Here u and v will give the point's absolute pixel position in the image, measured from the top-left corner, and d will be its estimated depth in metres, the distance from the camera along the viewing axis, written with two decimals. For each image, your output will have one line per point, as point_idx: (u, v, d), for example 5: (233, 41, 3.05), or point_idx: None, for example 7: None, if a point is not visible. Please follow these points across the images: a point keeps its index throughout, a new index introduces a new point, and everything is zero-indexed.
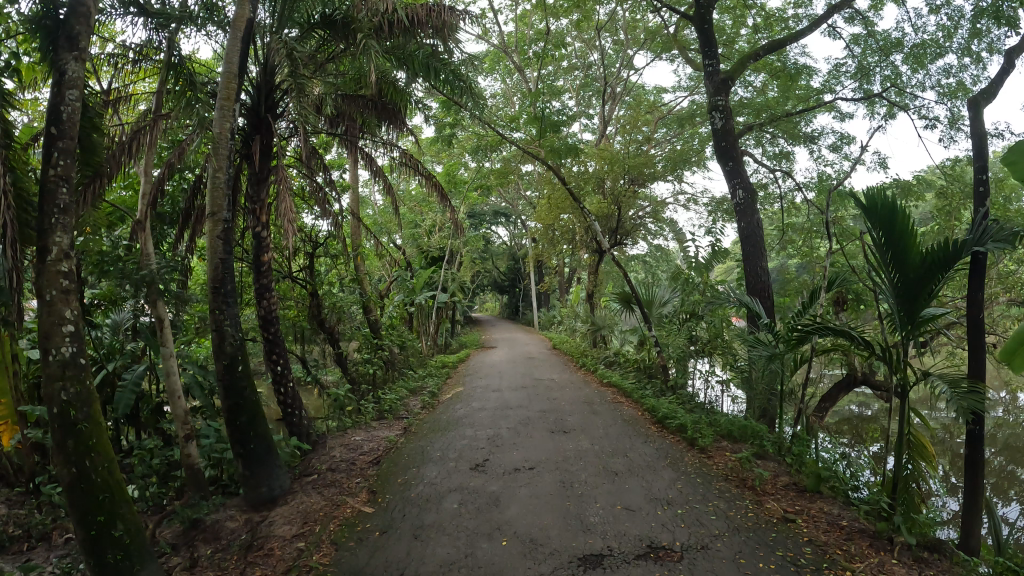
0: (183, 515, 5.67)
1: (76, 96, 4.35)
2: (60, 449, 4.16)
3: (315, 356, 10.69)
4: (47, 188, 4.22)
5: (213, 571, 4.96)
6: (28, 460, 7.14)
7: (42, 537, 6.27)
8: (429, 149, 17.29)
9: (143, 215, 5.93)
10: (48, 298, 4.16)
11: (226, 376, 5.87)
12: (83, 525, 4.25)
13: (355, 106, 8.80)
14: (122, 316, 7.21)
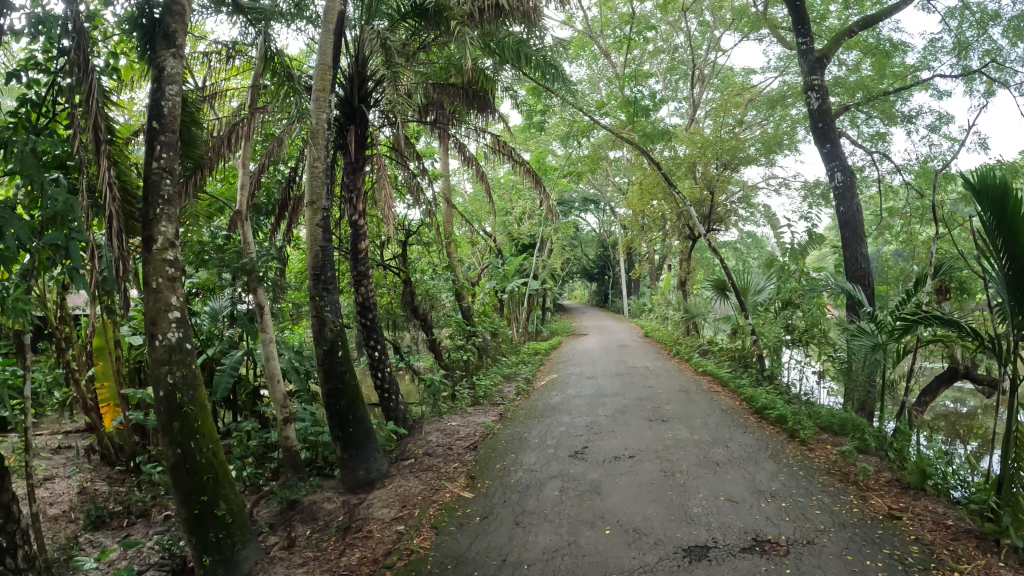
0: (281, 496, 5.87)
1: (175, 91, 4.50)
2: (167, 430, 4.34)
3: (410, 343, 10.85)
4: (152, 180, 4.39)
5: (312, 552, 5.10)
6: (131, 441, 7.45)
7: (142, 514, 6.54)
8: (519, 136, 17.32)
9: (242, 206, 6.11)
10: (155, 285, 4.31)
11: (326, 361, 6.01)
12: (187, 504, 4.41)
13: (445, 95, 8.96)
14: (220, 305, 7.20)
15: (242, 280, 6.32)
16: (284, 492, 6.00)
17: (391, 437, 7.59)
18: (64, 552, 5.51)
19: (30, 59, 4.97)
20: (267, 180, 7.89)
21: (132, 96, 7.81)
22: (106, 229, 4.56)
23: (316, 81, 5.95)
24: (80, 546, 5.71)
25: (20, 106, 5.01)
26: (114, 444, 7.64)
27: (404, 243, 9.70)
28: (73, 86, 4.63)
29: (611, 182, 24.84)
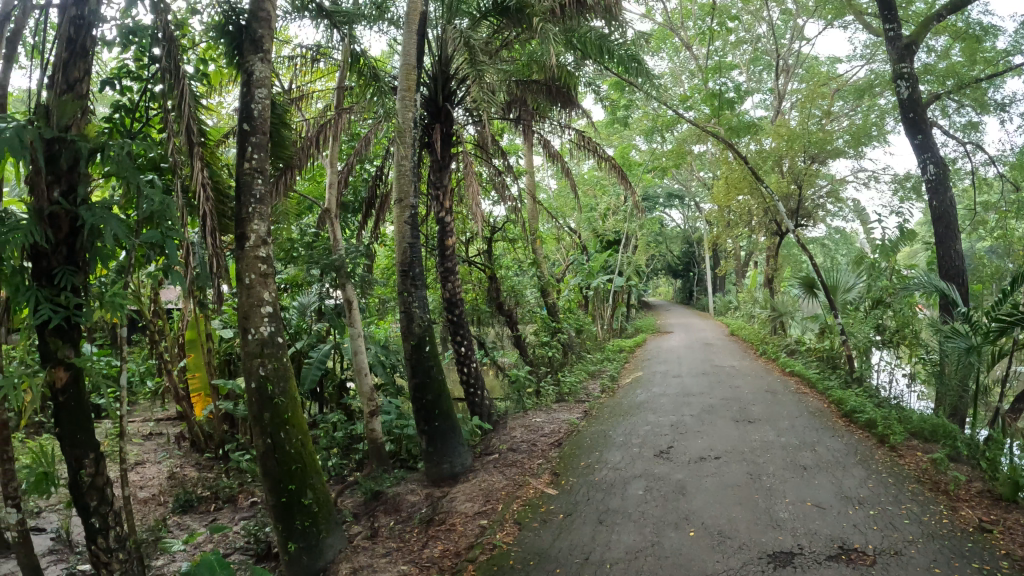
0: (366, 487, 6.02)
1: (264, 94, 4.63)
2: (258, 420, 4.47)
3: (494, 340, 10.95)
4: (244, 181, 4.52)
5: (395, 542, 5.21)
6: (219, 430, 7.68)
7: (229, 500, 6.73)
8: (602, 131, 17.27)
9: (331, 204, 6.26)
10: (248, 281, 4.45)
11: (413, 356, 6.12)
12: (275, 491, 4.52)
13: (528, 92, 9.10)
14: (307, 299, 7.38)
15: (333, 276, 6.48)
16: (369, 482, 6.15)
17: (475, 432, 7.68)
18: (155, 534, 5.77)
19: (123, 68, 5.30)
20: (354, 179, 8.18)
21: (219, 101, 8.12)
22: (200, 227, 4.73)
23: (402, 80, 6.07)
24: (168, 528, 6.00)
25: (115, 112, 5.31)
26: (205, 432, 7.94)
27: (490, 239, 9.74)
28: (166, 90, 4.84)
29: (695, 176, 24.54)
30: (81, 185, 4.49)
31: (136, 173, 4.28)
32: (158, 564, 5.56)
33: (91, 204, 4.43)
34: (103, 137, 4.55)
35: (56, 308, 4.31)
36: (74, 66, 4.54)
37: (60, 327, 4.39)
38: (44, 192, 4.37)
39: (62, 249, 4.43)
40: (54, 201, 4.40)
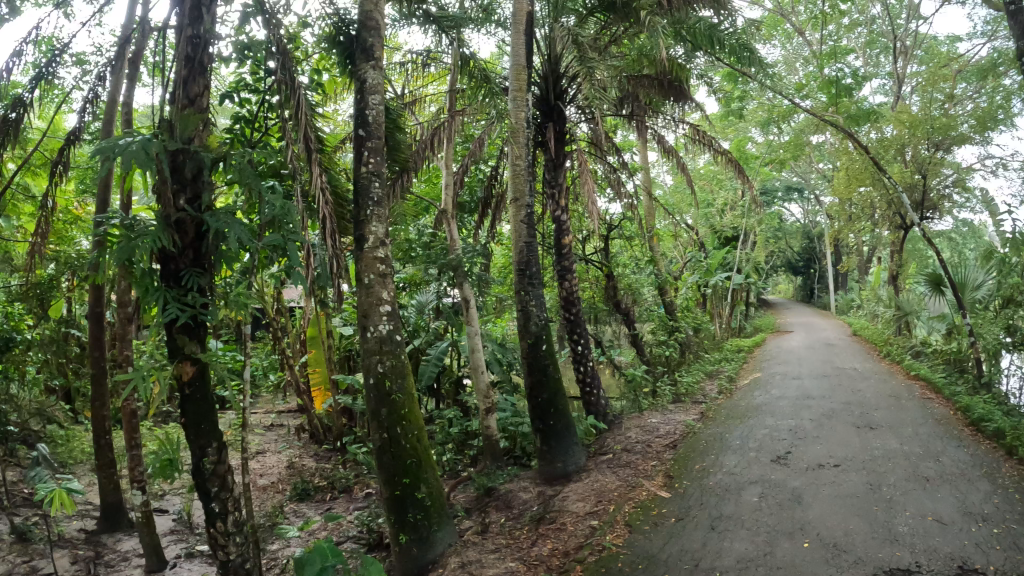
0: (480, 482, 6.18)
1: (378, 99, 4.90)
2: (377, 415, 4.69)
3: (609, 338, 10.90)
4: (362, 185, 4.79)
5: (505, 539, 5.31)
6: (337, 423, 7.82)
7: (345, 490, 6.83)
8: (716, 124, 16.99)
9: (449, 205, 6.56)
10: (368, 281, 4.70)
11: (530, 354, 6.23)
12: (390, 484, 4.71)
13: (640, 87, 9.04)
14: (426, 297, 7.70)
15: (450, 275, 6.57)
16: (481, 478, 6.23)
17: (588, 431, 7.63)
18: (272, 519, 6.08)
19: (241, 82, 5.75)
20: (471, 178, 8.28)
21: (336, 108, 8.34)
22: (321, 231, 5.03)
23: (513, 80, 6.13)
24: (283, 515, 6.23)
25: (236, 124, 5.88)
26: (324, 425, 8.15)
27: (607, 236, 9.70)
28: (282, 101, 5.14)
29: (815, 168, 23.77)
30: (204, 193, 4.77)
31: (256, 181, 4.53)
32: (273, 548, 5.92)
33: (215, 209, 4.70)
34: (224, 148, 4.82)
35: (184, 307, 4.59)
36: (193, 82, 4.85)
37: (187, 325, 4.67)
38: (172, 199, 4.65)
39: (189, 252, 4.71)
40: (181, 208, 4.69)
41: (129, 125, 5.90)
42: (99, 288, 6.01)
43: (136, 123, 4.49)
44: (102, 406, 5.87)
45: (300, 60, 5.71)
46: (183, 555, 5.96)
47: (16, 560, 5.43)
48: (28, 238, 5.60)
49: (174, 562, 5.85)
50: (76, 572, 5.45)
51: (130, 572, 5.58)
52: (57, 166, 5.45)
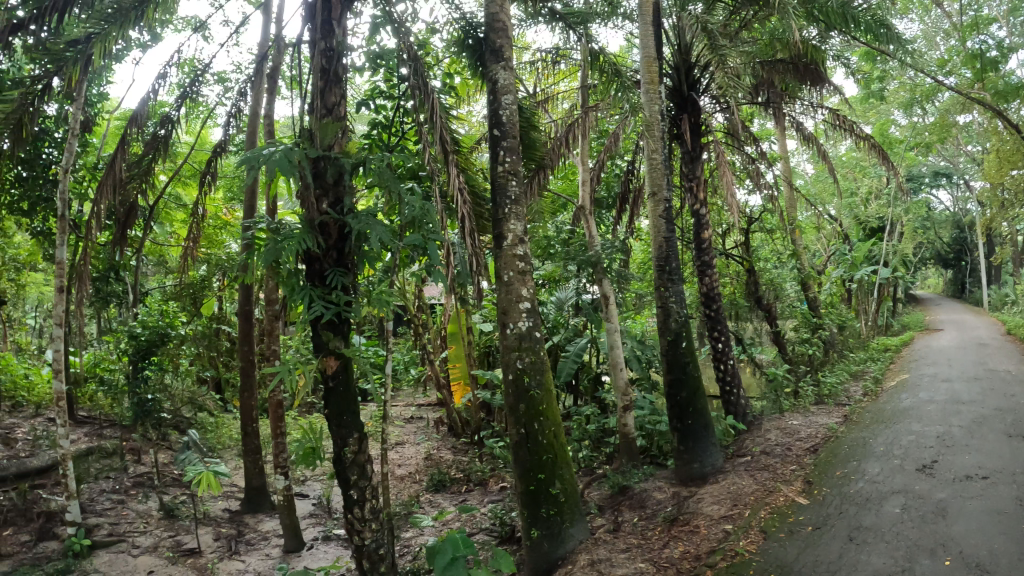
0: (613, 481, 5.80)
1: (508, 99, 5.21)
2: (515, 411, 4.97)
3: (753, 334, 10.54)
4: (499, 185, 5.12)
5: (636, 538, 5.25)
6: (475, 417, 7.70)
7: (479, 484, 6.68)
8: (857, 109, 16.28)
9: (585, 202, 6.06)
10: (507, 279, 5.02)
11: (670, 352, 5.77)
12: (526, 478, 4.95)
13: (775, 73, 8.72)
14: (565, 294, 6.75)
15: (588, 272, 6.23)
16: (618, 476, 5.82)
17: (727, 433, 7.30)
18: (407, 506, 6.23)
19: (376, 91, 6.08)
20: (605, 175, 7.73)
21: (471, 111, 8.36)
22: (459, 228, 5.44)
23: (644, 73, 5.73)
24: (418, 503, 6.30)
25: (373, 130, 6.18)
26: (463, 419, 8.14)
27: (749, 230, 9.45)
28: (417, 106, 5.58)
29: (964, 152, 22.45)
30: (345, 197, 5.29)
31: (394, 184, 5.04)
32: (407, 536, 6.11)
33: (357, 213, 5.18)
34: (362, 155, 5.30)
35: (329, 303, 5.05)
36: (329, 92, 5.42)
37: (332, 321, 5.14)
38: (314, 204, 5.17)
39: (333, 253, 5.20)
40: (325, 212, 5.19)
41: (271, 136, 6.14)
42: (250, 288, 6.46)
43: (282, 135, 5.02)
44: (249, 396, 6.14)
45: (432, 65, 5.89)
46: (319, 537, 6.13)
47: (163, 535, 5.69)
48: (182, 244, 6.05)
49: (311, 544, 6.03)
50: (218, 549, 5.70)
51: (268, 552, 5.81)
52: (206, 178, 5.89)
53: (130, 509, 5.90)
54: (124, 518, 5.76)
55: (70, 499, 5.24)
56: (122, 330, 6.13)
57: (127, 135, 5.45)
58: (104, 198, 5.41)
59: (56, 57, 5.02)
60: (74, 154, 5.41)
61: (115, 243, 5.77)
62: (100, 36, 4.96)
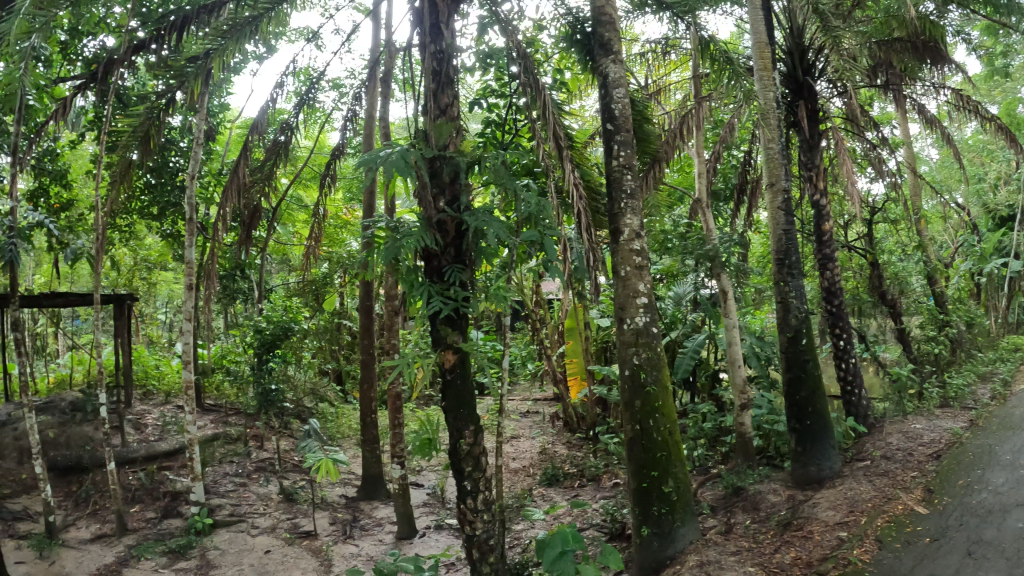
0: (727, 480, 5.59)
1: (621, 92, 5.20)
2: (631, 407, 4.93)
3: (879, 333, 9.91)
4: (615, 178, 5.16)
5: (747, 541, 5.01)
6: (591, 411, 7.49)
7: (594, 479, 6.34)
8: (987, 88, 15.34)
9: (702, 194, 5.86)
10: (626, 273, 5.00)
11: (789, 349, 5.48)
12: (638, 477, 4.89)
13: (892, 53, 7.99)
14: (685, 290, 6.42)
15: (706, 266, 5.99)
16: (733, 476, 5.60)
17: (848, 436, 6.63)
18: (519, 499, 6.34)
19: (489, 89, 6.30)
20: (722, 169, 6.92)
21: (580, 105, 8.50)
22: (577, 224, 5.51)
23: (758, 59, 5.44)
24: (530, 497, 6.29)
25: (488, 129, 6.42)
26: (578, 414, 8.06)
27: (870, 221, 8.57)
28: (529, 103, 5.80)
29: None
30: (462, 195, 5.40)
31: (510, 181, 5.12)
32: (518, 528, 6.19)
33: (474, 210, 5.27)
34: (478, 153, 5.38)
35: (448, 299, 5.19)
36: (442, 93, 5.62)
37: (451, 317, 5.27)
38: (432, 203, 5.30)
39: (450, 250, 5.34)
40: (443, 210, 5.32)
41: (388, 138, 6.43)
42: (370, 284, 6.78)
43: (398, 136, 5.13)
44: (370, 386, 6.43)
45: (541, 62, 6.02)
46: (432, 525, 6.31)
47: (282, 516, 6.13)
48: (305, 243, 6.47)
49: (423, 531, 6.21)
50: (333, 532, 6.04)
51: (381, 537, 6.08)
52: (325, 180, 6.30)
53: (252, 492, 6.30)
54: (245, 500, 6.17)
55: (196, 480, 5.64)
56: (249, 322, 6.39)
57: (249, 142, 5.98)
58: (228, 202, 5.92)
59: (178, 73, 5.45)
60: (199, 161, 5.88)
61: (241, 243, 6.27)
62: (218, 51, 5.40)
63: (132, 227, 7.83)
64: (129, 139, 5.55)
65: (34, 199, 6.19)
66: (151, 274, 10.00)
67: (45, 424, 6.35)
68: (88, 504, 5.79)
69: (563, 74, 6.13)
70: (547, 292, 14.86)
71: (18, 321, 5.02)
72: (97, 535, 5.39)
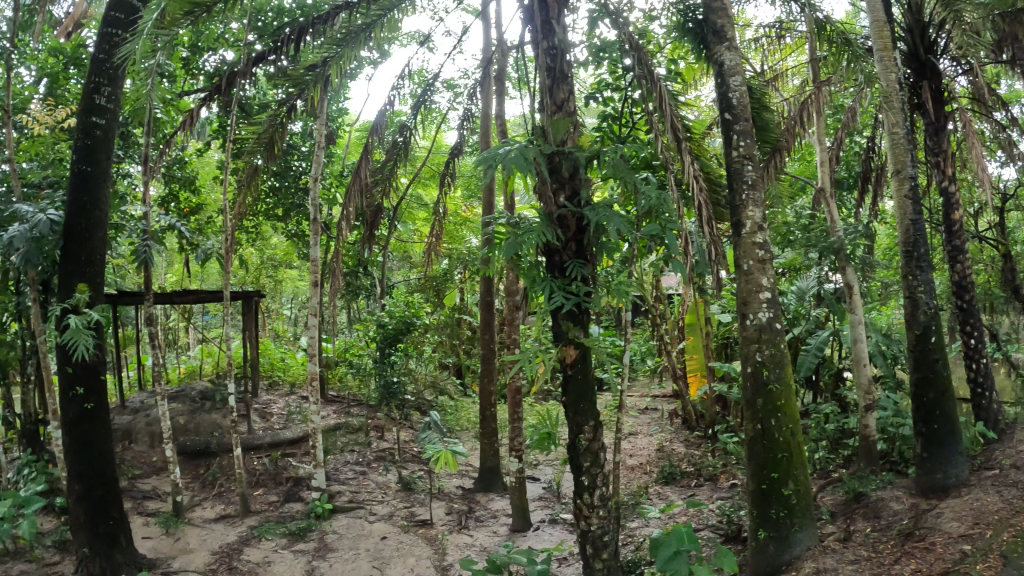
0: (849, 485, 5.19)
1: (738, 80, 4.95)
2: (752, 405, 4.69)
3: (1008, 329, 9.21)
4: (735, 169, 4.90)
5: (866, 551, 4.53)
6: (711, 410, 7.40)
7: (709, 479, 6.31)
8: None
9: (825, 183, 5.48)
10: (748, 268, 4.74)
11: (917, 347, 5.01)
12: (756, 477, 4.66)
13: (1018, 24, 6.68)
14: (806, 283, 6.06)
15: (831, 258, 5.57)
16: (853, 480, 5.23)
17: (975, 441, 5.70)
18: (635, 497, 6.29)
19: (604, 83, 6.28)
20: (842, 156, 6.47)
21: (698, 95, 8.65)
22: (698, 216, 5.38)
23: (876, 38, 5.03)
24: (647, 495, 6.25)
25: (605, 122, 6.34)
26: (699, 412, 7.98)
27: (1001, 205, 7.43)
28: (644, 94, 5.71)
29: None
30: (582, 188, 5.22)
31: (628, 175, 4.91)
32: (632, 526, 6.09)
33: (594, 205, 5.09)
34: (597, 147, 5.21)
35: (569, 294, 5.05)
36: (558, 89, 5.43)
37: (573, 312, 5.12)
38: (553, 198, 5.19)
39: (571, 245, 5.20)
40: (563, 205, 5.20)
41: (503, 135, 6.57)
42: (490, 279, 6.92)
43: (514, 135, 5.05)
44: (490, 379, 6.57)
45: (654, 53, 5.93)
46: (546, 519, 6.34)
47: (399, 504, 6.38)
48: (425, 239, 6.77)
49: (537, 525, 6.25)
50: (448, 521, 6.22)
51: (496, 529, 6.17)
52: (444, 177, 6.60)
53: (371, 480, 6.66)
54: (364, 488, 6.55)
55: (317, 467, 6.17)
56: (374, 316, 6.77)
57: (369, 144, 6.37)
58: (351, 202, 6.31)
59: (298, 82, 5.97)
60: (322, 163, 6.32)
61: (364, 240, 6.70)
62: (335, 58, 5.84)
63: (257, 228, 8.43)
64: (254, 146, 6.10)
65: (166, 204, 6.88)
66: (276, 272, 10.89)
67: (177, 412, 7.02)
68: (216, 485, 6.32)
69: (678, 64, 6.00)
70: (671, 286, 14.65)
71: (151, 316, 5.61)
72: (221, 515, 5.90)
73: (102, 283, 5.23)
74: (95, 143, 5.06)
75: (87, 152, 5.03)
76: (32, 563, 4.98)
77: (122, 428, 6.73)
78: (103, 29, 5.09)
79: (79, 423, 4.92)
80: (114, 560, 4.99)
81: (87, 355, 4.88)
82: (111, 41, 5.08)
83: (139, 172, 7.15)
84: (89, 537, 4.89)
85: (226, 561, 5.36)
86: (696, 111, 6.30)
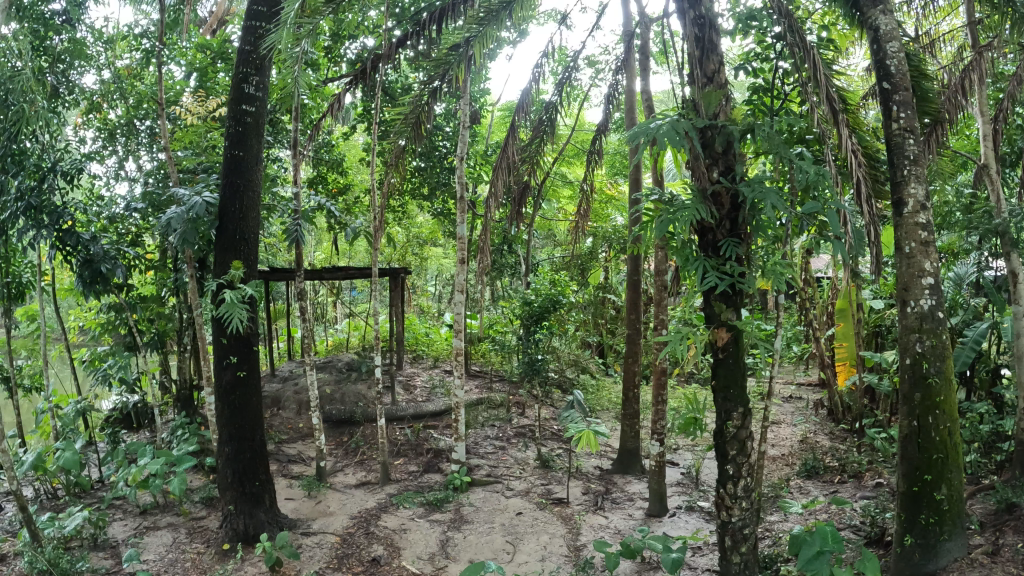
0: (1001, 493, 4.58)
1: (899, 45, 4.31)
2: (909, 400, 4.16)
3: None
4: (896, 142, 4.25)
5: (1019, 568, 3.92)
6: (861, 402, 7.21)
7: (856, 475, 6.21)
8: None
9: (989, 158, 4.91)
10: (908, 249, 4.15)
11: None
12: (907, 478, 4.14)
13: None
14: (966, 270, 5.97)
15: (996, 241, 4.98)
16: (1007, 490, 4.62)
17: None
18: (775, 490, 6.14)
19: (752, 53, 5.72)
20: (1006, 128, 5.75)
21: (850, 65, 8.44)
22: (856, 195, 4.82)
23: None
24: (787, 489, 6.12)
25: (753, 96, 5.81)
26: (845, 403, 7.85)
27: None
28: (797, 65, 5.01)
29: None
30: (738, 164, 4.48)
31: (784, 147, 4.18)
32: (771, 519, 5.82)
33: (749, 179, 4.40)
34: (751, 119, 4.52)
35: (721, 276, 4.39)
36: (708, 60, 4.62)
37: (725, 293, 4.47)
38: (705, 173, 4.50)
39: (725, 224, 4.50)
40: (716, 181, 4.50)
41: (649, 111, 6.30)
42: (638, 259, 6.63)
43: (659, 108, 4.44)
44: (633, 361, 6.37)
45: (804, 19, 5.43)
46: (683, 506, 6.19)
47: (536, 481, 6.60)
48: (571, 218, 6.79)
49: (673, 512, 6.10)
50: (584, 502, 6.23)
51: (632, 512, 6.07)
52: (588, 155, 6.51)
53: (508, 456, 7.04)
54: (502, 463, 6.94)
55: (458, 441, 6.34)
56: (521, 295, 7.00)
57: (514, 123, 6.27)
58: (498, 180, 6.32)
59: (442, 63, 6.00)
60: (466, 143, 6.28)
61: (511, 218, 6.83)
62: (477, 37, 5.87)
63: (405, 207, 9.11)
64: (401, 127, 6.40)
65: (315, 185, 7.95)
66: (423, 249, 11.55)
67: (325, 382, 7.92)
68: (358, 453, 6.98)
69: (827, 32, 5.49)
70: (818, 269, 14.21)
71: (301, 292, 5.90)
72: (361, 482, 6.38)
73: (256, 260, 5.52)
74: (245, 129, 5.36)
75: (238, 138, 5.34)
76: (181, 517, 5.76)
77: (273, 397, 7.70)
78: (249, 22, 5.43)
79: (231, 391, 5.21)
80: (257, 517, 5.37)
81: (239, 327, 5.07)
82: (256, 32, 5.41)
83: (291, 156, 8.24)
84: (236, 495, 5.28)
85: (363, 525, 5.66)
86: (849, 82, 5.70)
